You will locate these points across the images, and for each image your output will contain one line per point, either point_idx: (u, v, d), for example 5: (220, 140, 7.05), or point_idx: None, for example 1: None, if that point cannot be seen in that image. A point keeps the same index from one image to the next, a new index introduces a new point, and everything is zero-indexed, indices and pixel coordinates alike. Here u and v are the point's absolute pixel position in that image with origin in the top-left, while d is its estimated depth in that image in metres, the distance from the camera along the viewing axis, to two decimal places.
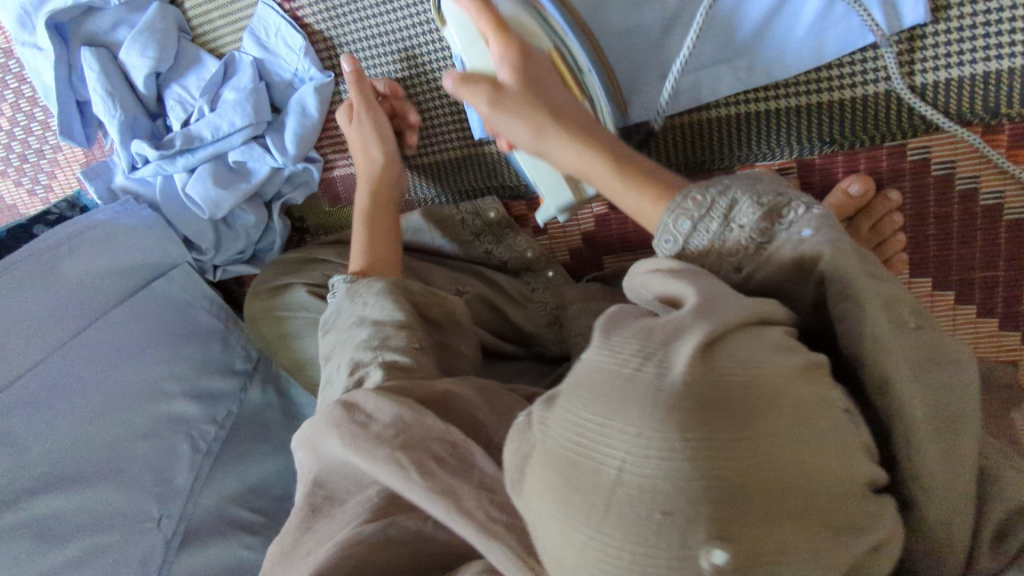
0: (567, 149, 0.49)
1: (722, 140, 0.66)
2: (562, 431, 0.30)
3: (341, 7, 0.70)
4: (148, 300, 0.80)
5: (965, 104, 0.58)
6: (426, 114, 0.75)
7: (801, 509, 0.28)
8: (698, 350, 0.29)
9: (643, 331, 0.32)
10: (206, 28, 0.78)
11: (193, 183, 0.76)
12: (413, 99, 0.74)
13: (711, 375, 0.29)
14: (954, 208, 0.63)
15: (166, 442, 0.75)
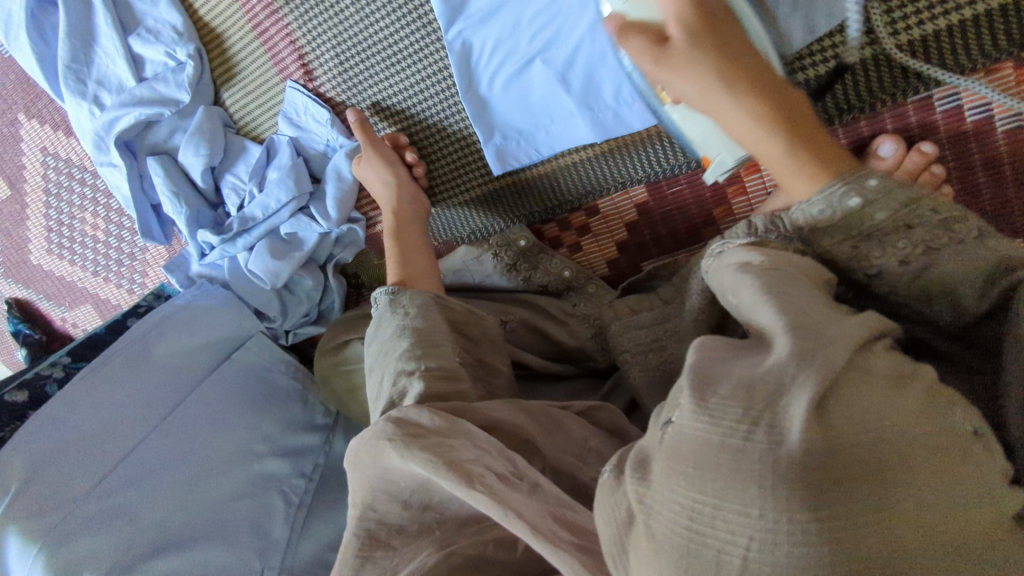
0: (738, 117, 0.47)
1: None
2: (670, 514, 0.32)
3: (357, 75, 0.76)
4: (230, 370, 0.87)
5: (979, 45, 0.54)
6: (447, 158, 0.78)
7: (935, 556, 0.29)
8: (812, 411, 0.30)
9: (741, 391, 0.32)
10: (247, 119, 0.86)
11: (253, 259, 0.83)
12: (433, 147, 0.78)
13: (829, 438, 0.30)
14: (1001, 150, 0.59)
15: (261, 498, 0.81)
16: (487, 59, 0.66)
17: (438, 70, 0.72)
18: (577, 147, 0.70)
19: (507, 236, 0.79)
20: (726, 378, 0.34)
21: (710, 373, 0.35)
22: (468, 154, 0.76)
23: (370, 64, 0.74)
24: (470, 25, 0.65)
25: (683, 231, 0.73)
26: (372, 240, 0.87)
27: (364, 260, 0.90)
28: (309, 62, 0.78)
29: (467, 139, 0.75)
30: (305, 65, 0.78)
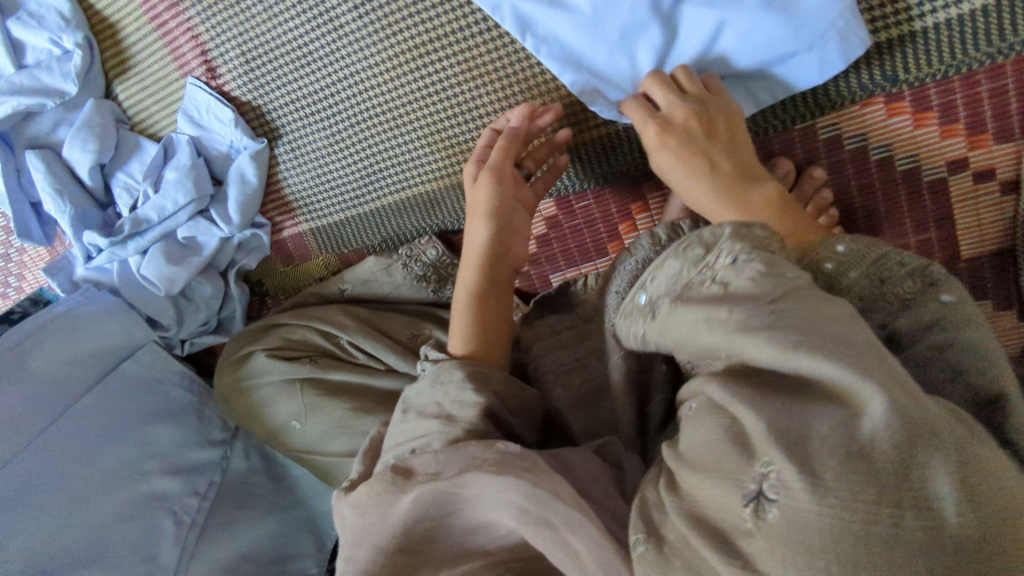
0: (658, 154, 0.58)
1: None
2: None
3: (264, 73, 0.73)
4: (118, 383, 0.82)
5: (955, 46, 0.56)
6: (360, 164, 0.75)
7: None
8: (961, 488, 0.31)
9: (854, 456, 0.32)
10: (142, 115, 0.81)
11: (147, 263, 0.78)
12: (345, 152, 0.75)
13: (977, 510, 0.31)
14: (875, 178, 0.65)
15: (149, 520, 0.77)
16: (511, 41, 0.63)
17: (349, 74, 0.71)
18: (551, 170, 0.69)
19: (420, 243, 0.78)
20: (818, 442, 0.33)
21: (798, 439, 0.33)
22: (382, 160, 0.74)
23: (279, 63, 0.72)
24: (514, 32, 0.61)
25: (590, 246, 0.75)
26: (277, 247, 0.84)
27: (267, 267, 0.86)
28: (213, 59, 0.75)
29: (382, 144, 0.73)
30: (208, 63, 0.75)
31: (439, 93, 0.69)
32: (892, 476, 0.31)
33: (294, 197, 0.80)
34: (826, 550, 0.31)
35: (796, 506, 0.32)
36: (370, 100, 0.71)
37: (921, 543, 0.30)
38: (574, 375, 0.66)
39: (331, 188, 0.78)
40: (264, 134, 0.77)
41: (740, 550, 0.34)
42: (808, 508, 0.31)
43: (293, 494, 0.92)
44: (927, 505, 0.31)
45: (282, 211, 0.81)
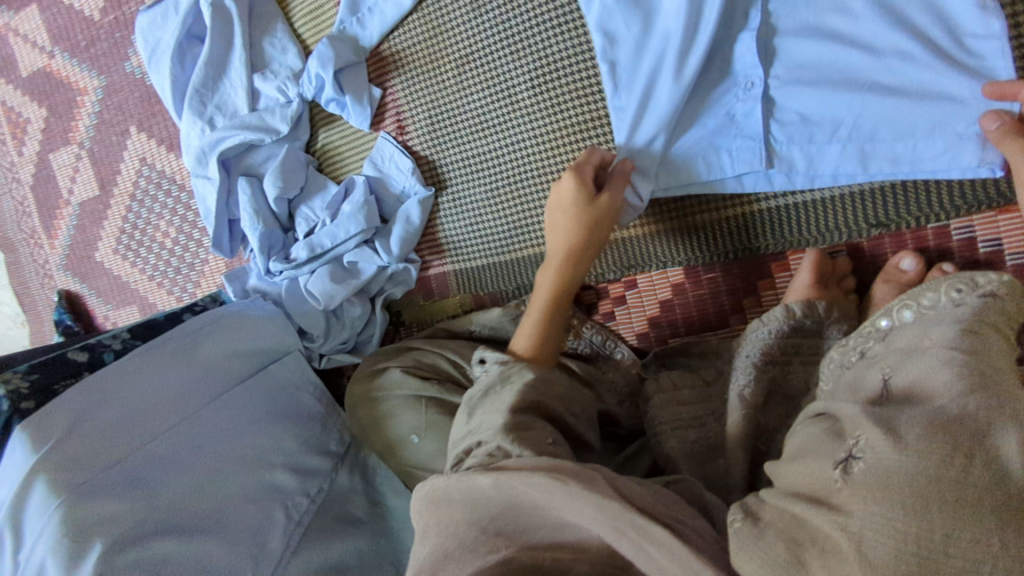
0: None
1: (801, 225, 0.71)
2: (890, 541, 0.41)
3: (444, 132, 0.87)
4: (261, 382, 0.91)
5: None
6: (526, 214, 0.85)
7: None
8: None
9: (943, 429, 0.42)
10: (335, 159, 0.96)
11: (314, 280, 0.90)
12: (513, 209, 0.85)
13: None
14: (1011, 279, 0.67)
15: (264, 508, 0.83)
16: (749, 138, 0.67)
17: (512, 145, 0.83)
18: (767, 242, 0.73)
19: None
20: (904, 420, 0.44)
21: (890, 420, 0.45)
22: (544, 219, 0.83)
23: (459, 129, 0.86)
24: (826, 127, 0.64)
25: (713, 316, 0.80)
26: (421, 282, 0.94)
27: (409, 299, 0.95)
28: (404, 118, 0.89)
29: (546, 207, 0.83)
30: (399, 120, 0.89)
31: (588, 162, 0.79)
32: (966, 438, 0.42)
33: (447, 240, 0.90)
34: (903, 489, 0.41)
35: (883, 461, 0.43)
36: (548, 169, 0.81)
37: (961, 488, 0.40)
38: (688, 431, 0.72)
39: (480, 234, 0.88)
40: (433, 182, 0.90)
41: (829, 503, 0.44)
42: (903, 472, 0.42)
43: (388, 520, 0.97)
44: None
45: (435, 252, 0.91)
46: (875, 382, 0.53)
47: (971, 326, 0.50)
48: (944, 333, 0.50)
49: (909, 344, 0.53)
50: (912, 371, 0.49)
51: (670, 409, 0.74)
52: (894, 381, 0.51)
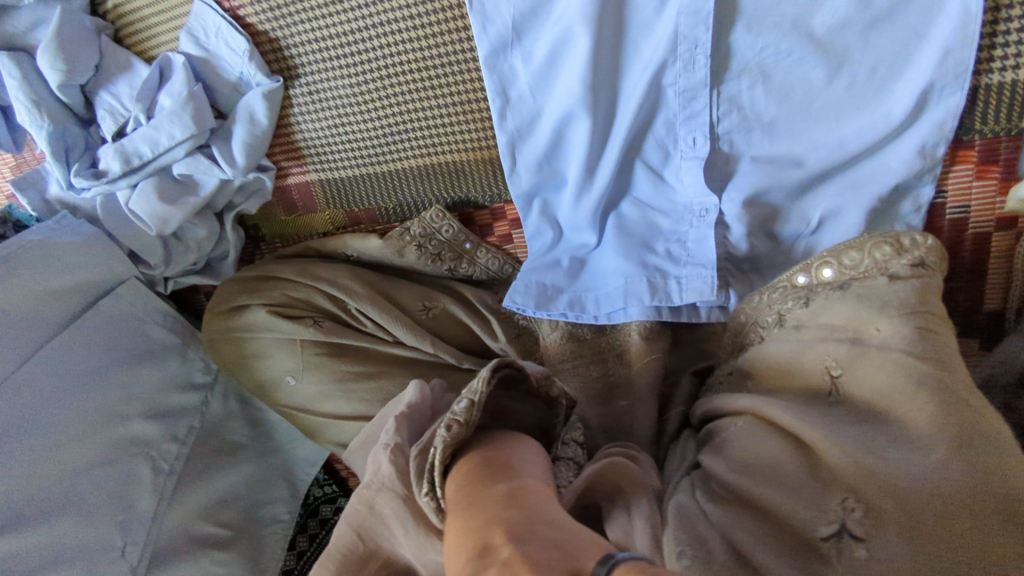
0: None
1: (719, 152, 0.64)
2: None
3: (288, 3, 0.65)
4: (94, 322, 0.75)
5: (1007, 113, 0.57)
6: (405, 119, 0.69)
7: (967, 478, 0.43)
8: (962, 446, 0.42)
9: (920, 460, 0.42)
10: (137, 26, 0.71)
11: (138, 198, 0.71)
12: (387, 110, 0.69)
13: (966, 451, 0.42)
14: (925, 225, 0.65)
15: (127, 467, 0.74)
16: (677, 57, 0.59)
17: (383, 30, 0.65)
18: (688, 213, 0.67)
19: (434, 221, 0.72)
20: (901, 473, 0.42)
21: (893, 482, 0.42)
22: (426, 125, 0.69)
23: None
24: (756, 48, 0.58)
25: None
26: (281, 193, 0.77)
27: (267, 214, 0.79)
28: None
29: (429, 111, 0.68)
30: None
31: (481, 62, 0.63)
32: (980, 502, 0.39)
33: (306, 145, 0.73)
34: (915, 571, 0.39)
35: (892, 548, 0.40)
36: (430, 63, 0.66)
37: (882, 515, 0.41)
38: (591, 367, 0.73)
39: (348, 141, 0.71)
40: (280, 70, 0.69)
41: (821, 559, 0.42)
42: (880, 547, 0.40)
43: (272, 441, 0.92)
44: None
45: (293, 158, 0.74)
46: (818, 368, 0.53)
47: (917, 319, 0.49)
48: (896, 324, 0.49)
49: (848, 325, 0.52)
50: (872, 373, 0.48)
51: (560, 346, 0.74)
52: (842, 377, 0.50)
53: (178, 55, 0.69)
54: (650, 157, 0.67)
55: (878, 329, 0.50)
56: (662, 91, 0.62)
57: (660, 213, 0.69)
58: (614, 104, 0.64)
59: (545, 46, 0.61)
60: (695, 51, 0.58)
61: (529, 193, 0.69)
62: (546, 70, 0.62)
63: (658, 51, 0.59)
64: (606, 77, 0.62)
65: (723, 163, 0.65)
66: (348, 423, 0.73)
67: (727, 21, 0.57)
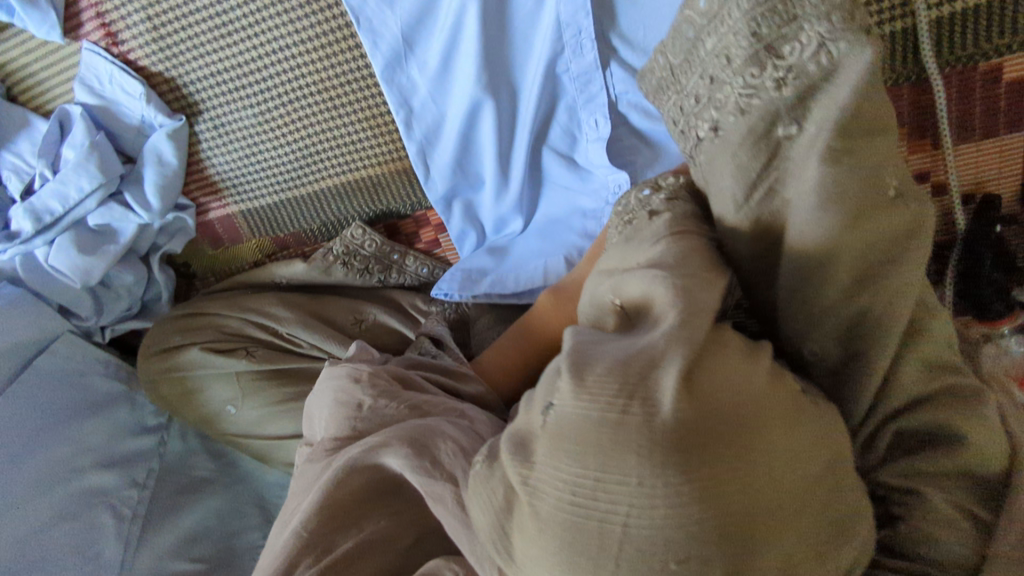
0: None
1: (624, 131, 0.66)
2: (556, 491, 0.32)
3: (178, 43, 0.65)
4: (33, 382, 0.75)
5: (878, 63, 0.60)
6: (314, 140, 0.70)
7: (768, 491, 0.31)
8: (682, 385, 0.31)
9: (614, 367, 0.32)
10: (28, 82, 0.69)
11: (56, 254, 0.71)
12: (296, 133, 0.70)
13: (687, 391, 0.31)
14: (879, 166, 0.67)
15: (88, 519, 0.74)
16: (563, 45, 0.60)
17: (275, 55, 0.65)
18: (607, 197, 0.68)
19: (355, 237, 0.74)
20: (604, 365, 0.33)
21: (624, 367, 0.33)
22: (335, 143, 0.70)
23: (197, 37, 0.65)
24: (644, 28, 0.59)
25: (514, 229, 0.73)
26: (204, 228, 0.77)
27: (194, 251, 0.80)
28: (112, 23, 0.65)
29: (335, 131, 0.69)
30: (106, 27, 0.65)
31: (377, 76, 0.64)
32: (694, 415, 0.31)
33: (221, 177, 0.73)
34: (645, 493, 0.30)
35: (578, 417, 0.32)
36: (328, 84, 0.66)
37: (639, 428, 0.30)
38: None
39: (263, 168, 0.72)
40: (182, 109, 0.69)
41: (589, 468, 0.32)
42: (570, 403, 0.33)
43: (238, 469, 0.92)
44: (706, 438, 0.30)
45: (208, 192, 0.74)
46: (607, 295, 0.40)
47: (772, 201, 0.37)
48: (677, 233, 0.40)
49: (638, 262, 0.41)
50: (631, 290, 0.38)
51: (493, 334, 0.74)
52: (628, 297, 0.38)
53: (75, 105, 0.69)
54: (559, 146, 0.68)
55: (638, 262, 0.40)
56: (557, 79, 0.63)
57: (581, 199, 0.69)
58: (512, 102, 0.65)
59: (440, 55, 0.62)
60: (580, 36, 0.59)
61: (447, 195, 0.71)
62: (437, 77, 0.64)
63: (543, 43, 0.61)
64: (501, 75, 0.63)
65: (630, 145, 0.66)
66: (291, 443, 0.74)
67: (603, 17, 0.59)
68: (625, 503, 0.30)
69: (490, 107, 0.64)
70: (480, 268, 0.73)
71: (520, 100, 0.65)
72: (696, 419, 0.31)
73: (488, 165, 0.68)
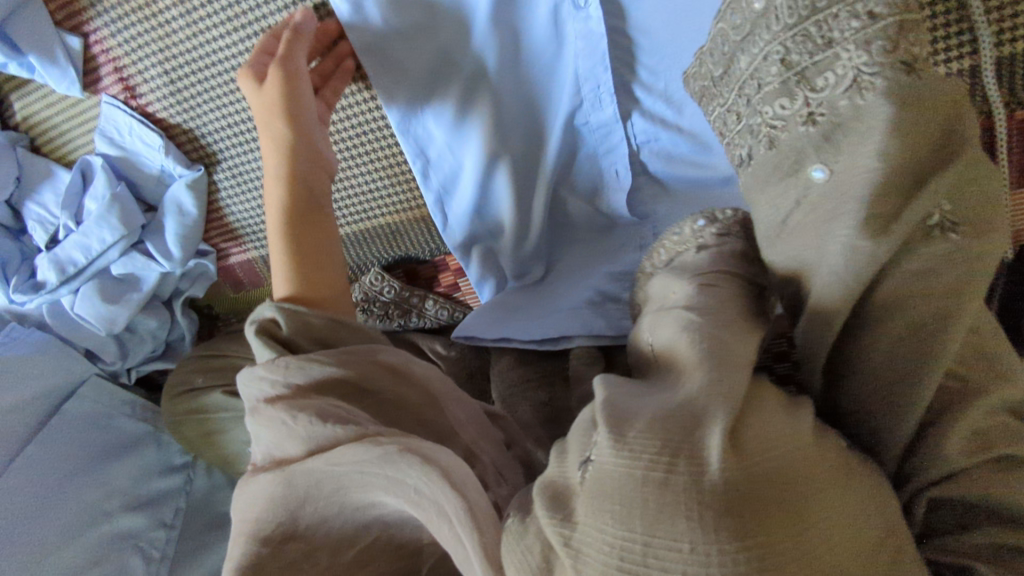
0: None
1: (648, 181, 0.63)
2: (600, 555, 0.27)
3: (193, 96, 0.65)
4: (63, 426, 0.77)
5: None
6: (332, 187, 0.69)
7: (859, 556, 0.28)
8: (728, 439, 0.27)
9: (660, 421, 0.29)
10: (51, 134, 0.70)
11: (80, 303, 0.71)
12: None
13: (746, 467, 0.27)
14: None
15: (118, 561, 0.75)
16: (582, 94, 0.58)
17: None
18: (630, 247, 0.64)
19: (374, 284, 0.74)
20: (641, 415, 0.29)
21: (625, 411, 0.30)
22: (353, 191, 0.69)
23: (211, 90, 0.64)
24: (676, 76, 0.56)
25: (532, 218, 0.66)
26: (226, 272, 0.78)
27: (216, 294, 0.80)
28: (130, 77, 0.64)
29: (354, 179, 0.68)
30: (124, 81, 0.65)
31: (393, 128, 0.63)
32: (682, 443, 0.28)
33: (239, 224, 0.73)
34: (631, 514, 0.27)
35: (600, 474, 0.29)
36: (345, 135, 0.65)
37: (685, 489, 0.27)
38: None
39: None
40: (200, 159, 0.69)
41: (568, 508, 0.30)
42: (609, 461, 0.29)
43: None
44: (700, 456, 0.27)
45: (228, 238, 0.74)
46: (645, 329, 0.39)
47: (708, 278, 0.37)
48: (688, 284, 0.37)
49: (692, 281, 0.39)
50: (663, 332, 0.35)
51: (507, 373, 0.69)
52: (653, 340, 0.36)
53: (96, 157, 0.69)
54: (581, 195, 0.65)
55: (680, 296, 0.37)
56: (577, 131, 0.61)
57: (608, 258, 0.65)
58: (532, 153, 0.63)
59: (458, 103, 0.61)
60: (600, 90, 0.57)
61: (464, 243, 0.68)
62: (437, 99, 0.61)
63: (562, 94, 0.59)
64: (518, 126, 0.61)
65: (652, 199, 0.63)
66: None
67: (629, 68, 0.57)
68: (681, 559, 0.26)
69: (505, 157, 0.63)
70: (510, 303, 0.67)
71: (538, 151, 0.63)
72: (748, 482, 0.27)
73: (508, 214, 0.65)
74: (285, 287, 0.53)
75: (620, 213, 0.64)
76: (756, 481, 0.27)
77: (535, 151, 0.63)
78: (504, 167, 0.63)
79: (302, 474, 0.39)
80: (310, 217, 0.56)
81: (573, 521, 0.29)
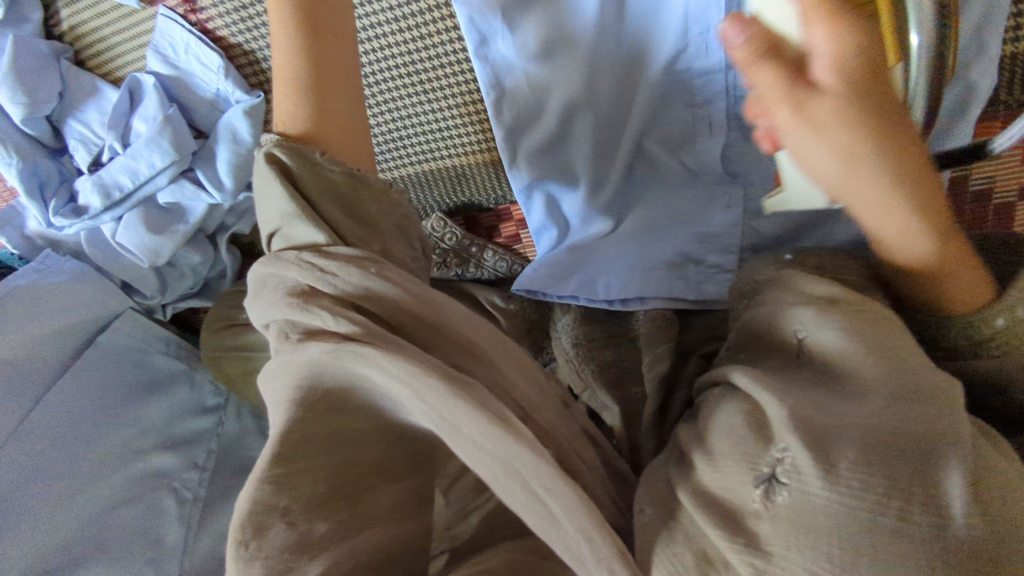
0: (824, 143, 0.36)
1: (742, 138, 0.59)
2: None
3: (258, 13, 0.60)
4: (96, 360, 0.74)
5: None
6: (398, 123, 0.66)
7: None
8: (971, 489, 0.27)
9: (876, 453, 0.28)
10: (98, 46, 0.65)
11: (124, 231, 0.68)
12: (381, 116, 0.66)
13: (985, 514, 0.27)
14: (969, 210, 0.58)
15: (149, 501, 0.73)
16: (688, 36, 0.56)
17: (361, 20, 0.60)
18: (715, 206, 0.62)
19: (435, 229, 0.71)
20: (844, 441, 0.29)
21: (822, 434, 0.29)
22: (420, 128, 0.66)
23: None
24: None
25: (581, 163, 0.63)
26: None
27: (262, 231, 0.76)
28: None
29: (422, 115, 0.65)
30: None
31: (471, 56, 0.60)
32: (906, 471, 0.28)
33: None
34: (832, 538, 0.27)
35: (807, 498, 0.28)
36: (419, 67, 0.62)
37: (921, 539, 0.26)
38: None
39: None
40: (259, 84, 0.65)
41: (748, 531, 0.30)
42: (819, 495, 0.28)
43: None
44: (937, 503, 0.27)
45: None
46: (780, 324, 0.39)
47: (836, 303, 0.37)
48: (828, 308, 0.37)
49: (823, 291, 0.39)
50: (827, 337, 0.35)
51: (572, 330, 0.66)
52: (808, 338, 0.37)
53: (147, 74, 0.64)
54: (667, 149, 0.62)
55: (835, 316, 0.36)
56: (675, 79, 0.58)
57: (690, 217, 0.62)
58: (619, 101, 0.60)
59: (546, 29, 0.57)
60: (707, 36, 0.55)
61: (529, 187, 0.63)
62: (524, 27, 0.57)
63: (661, 37, 0.56)
64: (608, 69, 0.58)
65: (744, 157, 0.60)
66: None
67: None
68: None
69: (591, 97, 0.59)
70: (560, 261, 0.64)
71: (629, 97, 0.60)
72: (986, 540, 0.27)
73: (584, 159, 0.62)
74: (292, 118, 0.48)
75: (708, 168, 0.61)
76: (989, 546, 0.26)
77: (624, 96, 0.60)
78: (585, 107, 0.60)
79: (334, 375, 0.34)
80: (321, 38, 0.49)
81: (762, 550, 0.29)
